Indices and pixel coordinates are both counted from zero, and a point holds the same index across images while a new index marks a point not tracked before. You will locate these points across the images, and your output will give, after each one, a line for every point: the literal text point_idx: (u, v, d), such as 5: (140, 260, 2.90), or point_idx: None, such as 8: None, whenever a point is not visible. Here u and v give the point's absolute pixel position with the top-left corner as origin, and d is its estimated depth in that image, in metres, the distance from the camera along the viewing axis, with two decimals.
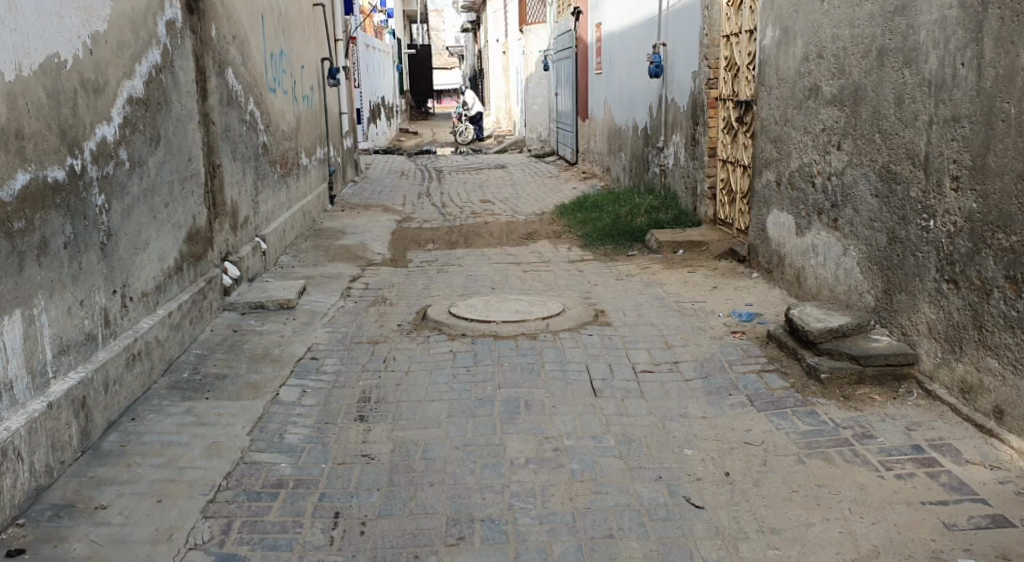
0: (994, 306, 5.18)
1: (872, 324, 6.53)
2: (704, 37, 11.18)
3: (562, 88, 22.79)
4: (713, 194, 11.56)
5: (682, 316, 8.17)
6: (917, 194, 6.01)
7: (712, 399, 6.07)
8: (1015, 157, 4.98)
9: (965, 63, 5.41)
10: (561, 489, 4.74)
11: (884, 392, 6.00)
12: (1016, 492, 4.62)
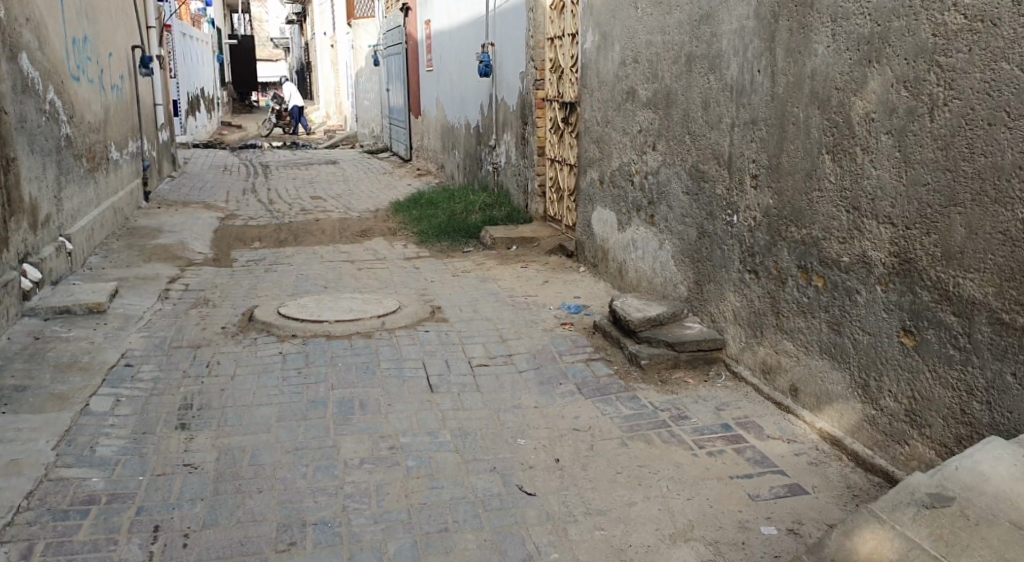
0: (788, 293, 5.67)
1: (686, 313, 6.98)
2: (530, 38, 11.49)
3: (393, 84, 22.71)
4: (542, 191, 11.90)
5: (515, 310, 8.40)
6: (722, 192, 6.47)
7: (543, 389, 6.30)
8: (802, 158, 5.45)
9: (761, 70, 5.87)
10: (397, 487, 4.81)
11: (697, 376, 6.43)
12: (810, 462, 5.09)
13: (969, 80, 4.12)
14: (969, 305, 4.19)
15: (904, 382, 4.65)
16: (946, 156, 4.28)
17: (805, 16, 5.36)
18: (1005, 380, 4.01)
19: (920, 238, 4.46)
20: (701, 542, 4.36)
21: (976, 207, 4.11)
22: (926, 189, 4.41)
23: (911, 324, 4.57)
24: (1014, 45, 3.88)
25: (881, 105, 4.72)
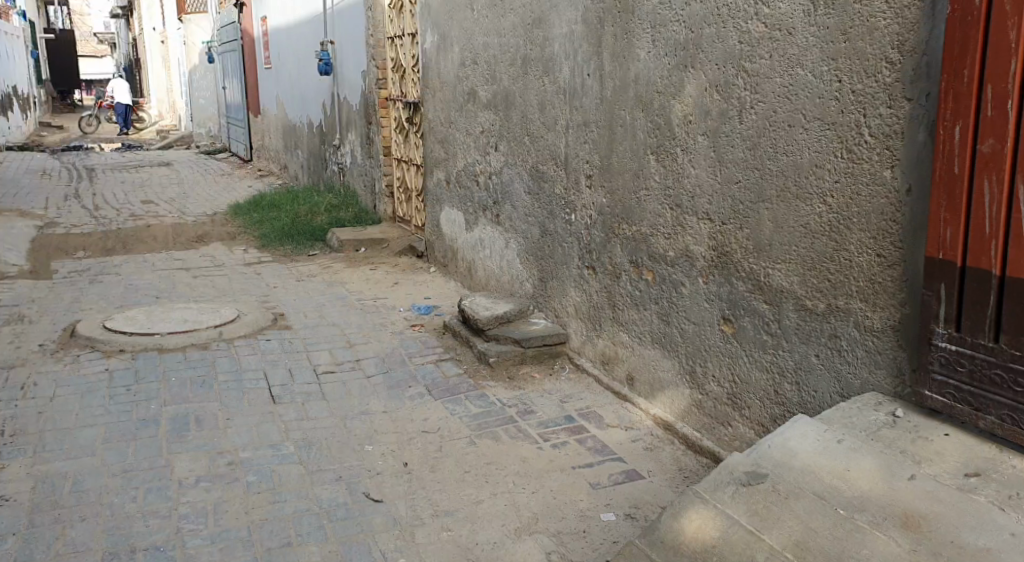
0: (623, 287, 5.91)
1: (532, 310, 7.14)
2: (371, 37, 11.38)
3: (230, 83, 21.94)
4: (390, 192, 11.83)
5: (363, 314, 8.34)
6: (561, 191, 6.65)
7: (392, 393, 6.30)
8: (630, 158, 5.68)
9: (590, 74, 6.08)
10: (237, 504, 4.70)
11: (543, 370, 6.60)
12: (645, 447, 5.34)
13: (771, 84, 4.40)
14: (777, 293, 4.49)
15: (725, 367, 4.95)
16: (754, 155, 4.55)
17: (627, 22, 5.59)
18: (811, 361, 4.33)
19: (735, 232, 4.75)
20: (545, 535, 4.49)
21: (781, 203, 4.40)
22: (738, 186, 4.69)
23: (729, 312, 4.86)
24: (806, 53, 4.17)
25: (697, 107, 4.98)
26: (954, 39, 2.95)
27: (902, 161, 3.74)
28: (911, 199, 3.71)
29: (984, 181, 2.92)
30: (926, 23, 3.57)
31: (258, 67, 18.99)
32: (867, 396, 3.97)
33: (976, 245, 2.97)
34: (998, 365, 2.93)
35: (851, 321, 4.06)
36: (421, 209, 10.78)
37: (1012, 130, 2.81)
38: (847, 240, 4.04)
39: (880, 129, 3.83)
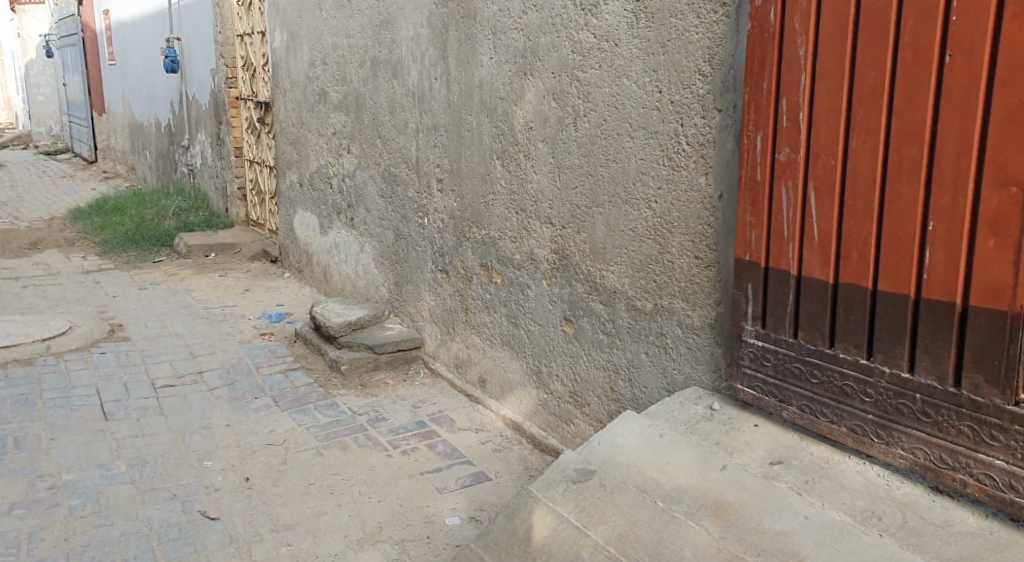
0: (474, 290, 5.95)
1: (387, 314, 7.08)
2: (219, 34, 10.97)
3: (70, 79, 20.76)
4: (242, 195, 11.48)
5: (211, 322, 8.06)
6: (413, 195, 6.61)
7: (236, 405, 6.10)
8: (477, 162, 5.73)
9: (437, 77, 6.10)
10: (57, 530, 4.45)
11: (396, 376, 6.56)
12: (494, 448, 5.40)
13: (600, 93, 4.54)
14: (611, 294, 4.63)
15: (568, 367, 5.07)
16: (587, 161, 4.69)
17: (470, 27, 5.64)
18: (641, 358, 4.49)
19: (574, 236, 4.87)
20: (388, 543, 4.46)
21: (612, 207, 4.55)
22: (575, 192, 4.82)
23: (570, 313, 4.99)
24: (630, 63, 4.32)
25: (537, 114, 5.08)
26: (754, 55, 3.15)
27: (715, 168, 3.93)
28: (723, 204, 3.91)
29: (783, 187, 3.12)
30: (732, 38, 3.76)
31: (101, 63, 18.02)
32: (690, 390, 4.14)
33: (777, 247, 3.17)
34: (798, 359, 3.13)
35: (675, 320, 4.24)
36: (275, 211, 10.48)
37: (803, 140, 3.02)
38: (669, 243, 4.22)
39: (696, 138, 4.00)
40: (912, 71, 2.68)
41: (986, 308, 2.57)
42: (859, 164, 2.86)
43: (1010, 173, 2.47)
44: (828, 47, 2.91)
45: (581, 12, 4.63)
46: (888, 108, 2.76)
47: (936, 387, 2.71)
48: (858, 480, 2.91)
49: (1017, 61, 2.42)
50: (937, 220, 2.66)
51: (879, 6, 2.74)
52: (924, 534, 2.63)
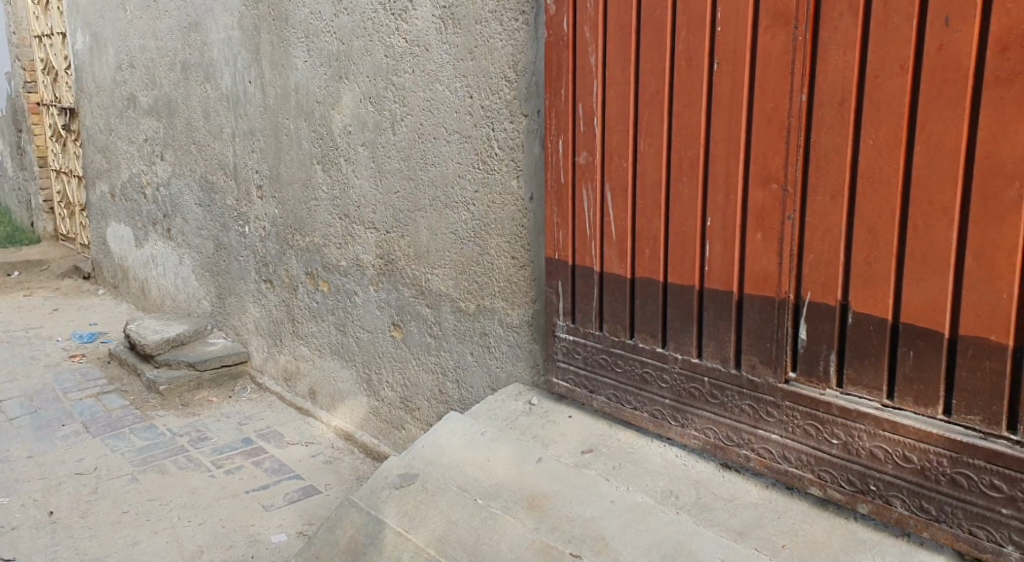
0: (300, 300, 5.36)
1: (209, 328, 6.67)
2: (14, 36, 10.26)
3: None
4: (50, 208, 10.69)
5: (13, 348, 7.45)
6: (232, 203, 6.03)
7: (41, 434, 5.65)
8: (296, 167, 5.11)
9: (251, 81, 5.48)
10: None
11: (221, 393, 6.20)
12: (326, 460, 5.02)
13: (415, 98, 4.04)
14: (436, 296, 4.11)
15: (397, 373, 4.50)
16: (407, 165, 4.16)
17: (282, 30, 5.02)
18: (467, 359, 3.99)
19: (398, 241, 4.31)
20: None
21: (433, 209, 4.04)
22: (396, 197, 4.26)
23: (397, 317, 4.41)
24: (441, 69, 3.87)
25: (354, 118, 4.49)
26: (552, 62, 3.26)
27: (525, 171, 3.56)
28: (535, 206, 3.54)
29: (584, 188, 3.24)
30: (533, 45, 3.45)
31: None
32: (510, 387, 3.71)
33: (581, 246, 3.29)
34: (604, 350, 3.28)
35: (496, 320, 3.80)
36: (86, 225, 9.84)
37: (597, 144, 3.16)
38: (488, 245, 3.78)
39: (506, 142, 3.62)
40: (686, 78, 2.87)
41: (759, 295, 2.79)
42: (646, 165, 3.02)
43: (770, 171, 2.71)
44: (615, 55, 3.06)
45: (393, 16, 4.11)
46: (668, 113, 2.94)
47: (720, 370, 2.91)
48: (658, 461, 3.07)
49: (773, 68, 2.67)
50: (714, 216, 2.86)
51: (656, 17, 2.92)
52: (714, 508, 2.82)
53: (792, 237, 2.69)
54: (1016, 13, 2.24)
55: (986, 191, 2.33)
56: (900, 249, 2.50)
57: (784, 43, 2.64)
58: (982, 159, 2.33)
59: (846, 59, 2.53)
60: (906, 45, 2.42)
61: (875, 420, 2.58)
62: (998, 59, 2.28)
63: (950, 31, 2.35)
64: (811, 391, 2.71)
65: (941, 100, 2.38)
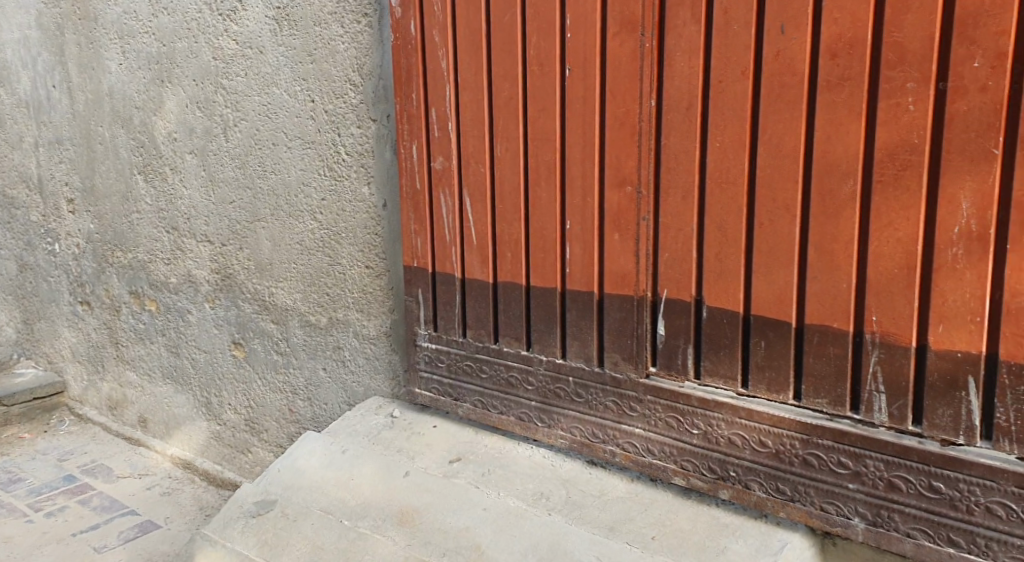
0: (124, 321, 4.99)
1: (15, 358, 6.07)
2: None
3: None
4: None
5: None
6: (37, 219, 5.52)
7: None
8: (114, 178, 4.75)
9: (55, 86, 5.04)
10: None
11: (34, 428, 5.66)
12: (162, 492, 4.68)
13: (249, 102, 3.85)
14: (283, 311, 3.93)
15: (240, 394, 4.27)
16: (243, 174, 3.95)
17: (90, 31, 4.65)
18: (319, 376, 3.84)
19: (236, 254, 4.09)
20: None
21: (275, 220, 3.86)
22: (232, 208, 4.05)
23: (238, 335, 4.19)
24: (278, 72, 3.70)
25: (180, 125, 4.22)
26: (400, 67, 3.21)
27: (377, 177, 3.47)
28: (388, 213, 3.46)
29: (440, 194, 3.20)
30: (377, 49, 3.37)
31: None
32: (368, 401, 3.61)
33: (440, 253, 3.25)
34: (467, 357, 3.25)
35: (350, 332, 3.68)
36: None
37: (453, 149, 3.13)
38: (339, 255, 3.65)
39: (354, 148, 3.52)
40: (539, 82, 2.90)
41: (619, 294, 2.84)
42: (504, 170, 3.03)
43: (625, 173, 2.77)
44: (466, 59, 3.04)
45: (218, 17, 3.91)
46: (523, 117, 2.96)
47: (585, 368, 2.96)
48: (526, 463, 3.08)
49: (622, 73, 2.73)
50: (572, 219, 2.90)
51: (506, 23, 2.93)
52: (584, 505, 2.86)
53: (648, 238, 2.76)
54: (842, 22, 2.40)
55: (824, 188, 2.48)
56: (748, 246, 2.62)
57: (632, 49, 2.71)
58: (818, 158, 2.48)
59: (690, 65, 2.63)
60: (746, 51, 2.55)
61: (732, 409, 2.69)
62: (829, 65, 2.44)
63: (785, 38, 2.49)
64: (671, 384, 2.80)
65: (780, 104, 2.52)
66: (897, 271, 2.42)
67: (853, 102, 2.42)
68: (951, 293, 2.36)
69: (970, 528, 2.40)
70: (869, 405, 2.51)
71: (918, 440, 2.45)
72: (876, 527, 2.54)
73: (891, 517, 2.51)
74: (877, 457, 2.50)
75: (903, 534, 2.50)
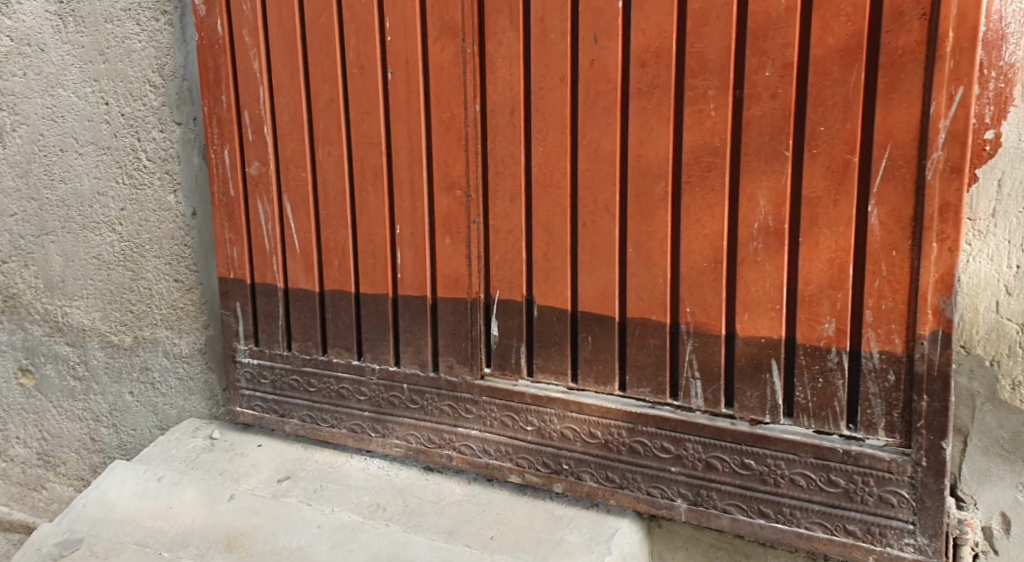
0: None
1: None
2: None
3: None
4: None
5: None
6: None
7: None
8: None
9: None
10: None
11: None
12: None
13: (30, 105, 3.53)
14: (78, 333, 3.63)
15: (29, 426, 3.86)
16: (26, 184, 3.60)
17: None
18: (125, 400, 3.59)
19: (19, 271, 3.72)
20: None
21: (65, 234, 3.56)
22: (13, 220, 3.67)
23: (25, 361, 3.80)
24: (64, 72, 3.43)
25: None
26: (207, 67, 3.11)
27: (183, 185, 3.31)
28: (198, 222, 3.31)
29: (258, 200, 3.13)
30: (179, 48, 3.22)
31: None
32: (184, 423, 3.42)
33: (259, 262, 3.17)
34: (294, 370, 3.18)
35: (159, 351, 3.46)
36: None
37: (271, 154, 3.08)
38: (143, 268, 3.43)
39: (157, 153, 3.33)
40: (360, 83, 2.91)
41: (451, 297, 2.90)
42: (326, 174, 3.01)
43: (452, 177, 2.83)
44: (280, 60, 3.01)
45: None
46: (345, 121, 2.96)
47: (419, 374, 2.98)
48: (359, 475, 3.05)
49: (444, 78, 2.79)
50: (402, 223, 2.93)
51: (322, 23, 2.92)
52: (423, 512, 2.87)
53: (477, 240, 2.83)
54: (649, 32, 2.55)
55: (639, 189, 2.62)
56: (574, 246, 2.73)
57: (452, 55, 2.76)
58: (633, 160, 2.62)
59: (510, 70, 2.71)
60: (562, 58, 2.65)
61: (563, 403, 2.79)
62: (640, 72, 2.58)
63: (598, 47, 2.61)
64: (505, 383, 2.88)
65: (596, 110, 2.64)
66: (707, 265, 2.58)
67: (662, 108, 2.57)
68: (753, 284, 2.55)
69: (777, 499, 2.59)
70: (687, 390, 2.67)
71: (730, 421, 2.63)
72: (697, 506, 2.69)
73: (709, 496, 2.67)
74: (696, 440, 2.66)
75: (721, 510, 2.66)
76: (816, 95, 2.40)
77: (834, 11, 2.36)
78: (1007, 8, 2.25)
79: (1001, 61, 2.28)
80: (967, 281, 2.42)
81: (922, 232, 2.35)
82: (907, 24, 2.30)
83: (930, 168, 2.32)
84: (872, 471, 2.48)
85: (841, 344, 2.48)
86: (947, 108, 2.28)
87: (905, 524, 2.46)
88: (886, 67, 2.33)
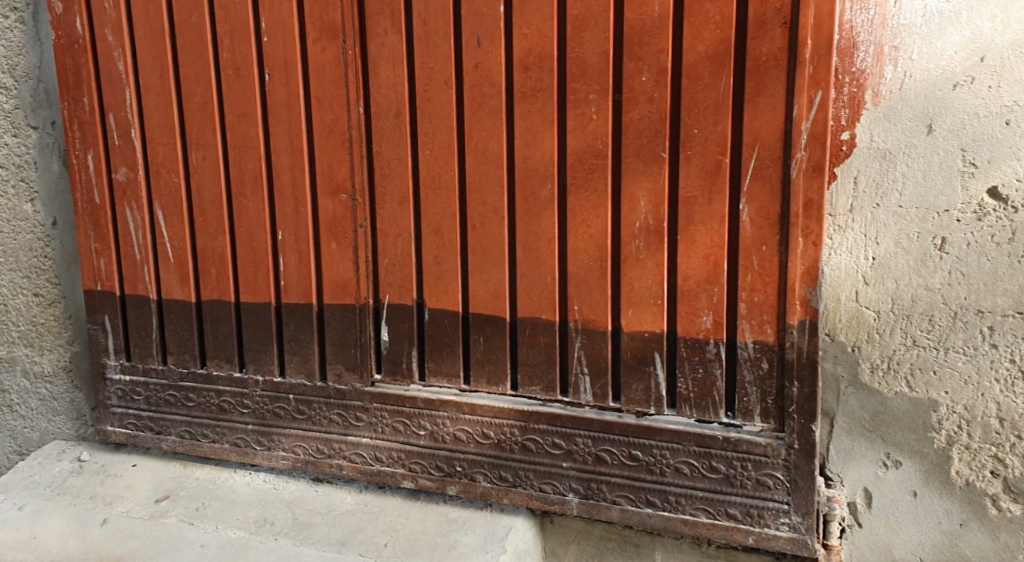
0: None
1: None
2: None
3: None
4: None
5: None
6: None
7: None
8: None
9: None
10: None
11: None
12: None
13: None
14: None
15: None
16: None
17: None
18: None
19: None
20: None
21: None
22: None
23: None
24: None
25: None
26: (66, 67, 2.96)
27: (42, 193, 3.11)
28: (59, 232, 3.12)
29: (126, 207, 3.00)
30: (34, 48, 3.04)
31: None
32: (47, 447, 3.22)
33: (129, 273, 3.04)
34: (171, 386, 3.07)
35: (19, 371, 3.25)
36: None
37: (139, 159, 2.96)
38: None
39: (9, 159, 3.12)
40: (236, 85, 2.84)
41: (339, 304, 2.87)
42: (201, 180, 2.92)
43: (338, 182, 2.80)
44: (147, 61, 2.90)
45: None
46: (220, 125, 2.88)
47: (306, 384, 2.94)
48: (244, 491, 2.97)
49: (326, 80, 2.76)
50: (284, 230, 2.88)
51: (193, 24, 2.83)
52: (312, 524, 2.81)
53: (365, 244, 2.82)
54: (531, 36, 2.57)
55: (526, 190, 2.64)
56: (463, 248, 2.75)
57: (334, 56, 2.74)
58: (519, 162, 2.63)
59: (394, 73, 2.71)
60: (446, 61, 2.66)
61: (456, 406, 2.79)
62: (523, 76, 2.59)
63: (482, 50, 2.62)
64: (396, 388, 2.87)
65: (482, 112, 2.65)
66: (592, 264, 2.62)
67: (546, 111, 2.59)
68: (637, 281, 2.58)
69: (663, 487, 2.63)
70: (577, 386, 2.69)
71: (618, 414, 2.66)
72: (588, 499, 2.71)
73: (599, 489, 2.69)
74: (586, 434, 2.68)
75: (610, 502, 2.68)
76: (689, 100, 2.46)
77: (703, 18, 2.42)
78: (858, 17, 2.35)
79: (854, 66, 2.37)
80: (829, 273, 2.48)
81: (789, 228, 2.42)
82: (770, 32, 2.37)
83: (794, 167, 2.40)
84: (750, 455, 2.53)
85: (717, 336, 2.53)
86: (808, 111, 2.37)
87: (781, 504, 2.53)
88: (752, 72, 2.40)
